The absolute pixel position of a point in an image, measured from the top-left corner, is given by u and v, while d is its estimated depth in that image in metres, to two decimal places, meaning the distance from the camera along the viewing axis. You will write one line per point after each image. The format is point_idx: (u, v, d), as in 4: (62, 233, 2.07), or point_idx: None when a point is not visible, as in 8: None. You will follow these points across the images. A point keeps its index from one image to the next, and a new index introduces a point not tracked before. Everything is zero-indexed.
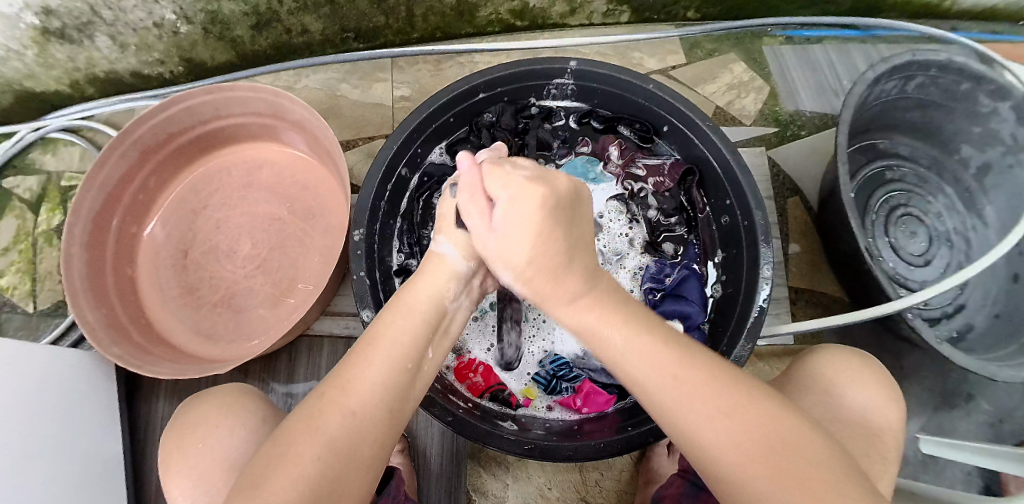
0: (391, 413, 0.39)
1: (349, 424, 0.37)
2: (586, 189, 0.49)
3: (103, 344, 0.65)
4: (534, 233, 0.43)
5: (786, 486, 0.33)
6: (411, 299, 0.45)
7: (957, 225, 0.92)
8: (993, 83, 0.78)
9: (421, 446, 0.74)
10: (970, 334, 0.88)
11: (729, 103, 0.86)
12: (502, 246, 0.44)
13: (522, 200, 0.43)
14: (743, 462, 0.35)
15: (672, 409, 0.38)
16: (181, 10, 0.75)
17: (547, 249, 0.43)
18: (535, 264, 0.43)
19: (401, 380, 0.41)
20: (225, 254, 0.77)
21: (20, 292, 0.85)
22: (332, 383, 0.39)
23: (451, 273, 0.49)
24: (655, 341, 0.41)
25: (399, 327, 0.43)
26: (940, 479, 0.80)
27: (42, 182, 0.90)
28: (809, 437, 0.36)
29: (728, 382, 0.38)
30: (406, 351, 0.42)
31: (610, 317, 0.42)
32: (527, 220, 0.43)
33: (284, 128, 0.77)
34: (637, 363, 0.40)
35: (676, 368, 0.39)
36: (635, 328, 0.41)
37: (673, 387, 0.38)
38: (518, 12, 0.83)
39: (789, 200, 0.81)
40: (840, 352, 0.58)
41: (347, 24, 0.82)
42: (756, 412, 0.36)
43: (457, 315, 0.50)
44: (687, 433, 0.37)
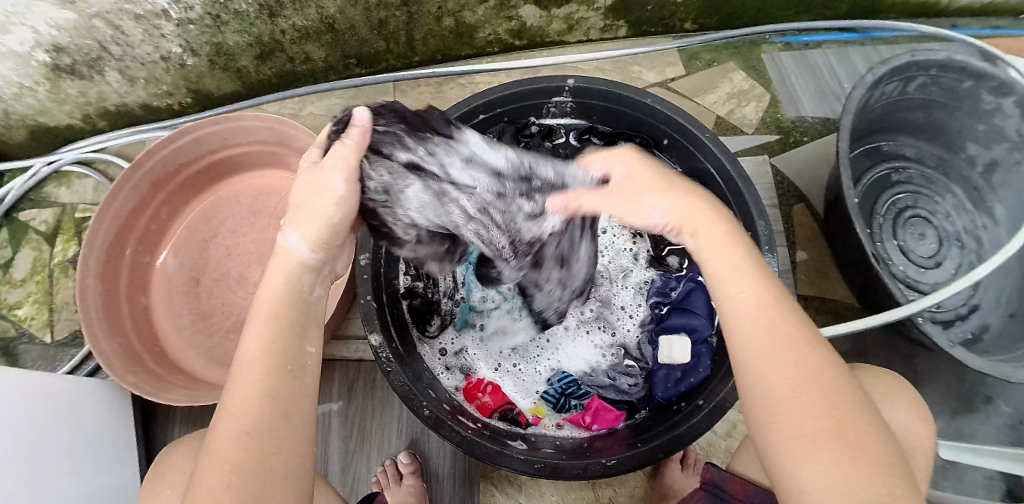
0: (288, 417, 0.38)
1: (247, 446, 0.36)
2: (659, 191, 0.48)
3: (118, 372, 0.66)
4: (649, 163, 0.51)
5: (844, 454, 0.34)
6: (269, 304, 0.41)
7: (967, 225, 0.91)
8: (996, 79, 0.78)
9: (433, 467, 0.74)
10: (985, 336, 0.87)
11: (730, 112, 0.86)
12: (629, 173, 0.50)
13: (627, 152, 0.53)
14: (806, 412, 0.35)
15: (760, 350, 0.38)
16: (186, 43, 0.77)
17: (663, 168, 0.51)
18: (669, 180, 0.49)
19: (279, 382, 0.39)
20: (236, 281, 0.79)
21: (37, 322, 0.86)
22: (219, 415, 0.38)
23: (298, 265, 0.43)
24: (770, 293, 0.41)
25: (258, 338, 0.40)
26: (961, 485, 0.79)
27: (57, 214, 0.92)
28: (879, 424, 0.37)
29: (821, 350, 0.38)
30: (277, 352, 0.40)
31: (728, 260, 0.43)
32: (638, 155, 0.52)
33: (290, 155, 0.79)
34: (744, 299, 0.40)
35: (783, 319, 0.39)
36: (753, 278, 0.41)
37: (770, 328, 0.39)
38: (517, 32, 0.84)
39: (795, 208, 0.81)
40: (879, 374, 0.56)
41: (348, 51, 0.84)
42: (838, 384, 0.37)
43: (321, 306, 0.45)
44: (764, 372, 0.37)
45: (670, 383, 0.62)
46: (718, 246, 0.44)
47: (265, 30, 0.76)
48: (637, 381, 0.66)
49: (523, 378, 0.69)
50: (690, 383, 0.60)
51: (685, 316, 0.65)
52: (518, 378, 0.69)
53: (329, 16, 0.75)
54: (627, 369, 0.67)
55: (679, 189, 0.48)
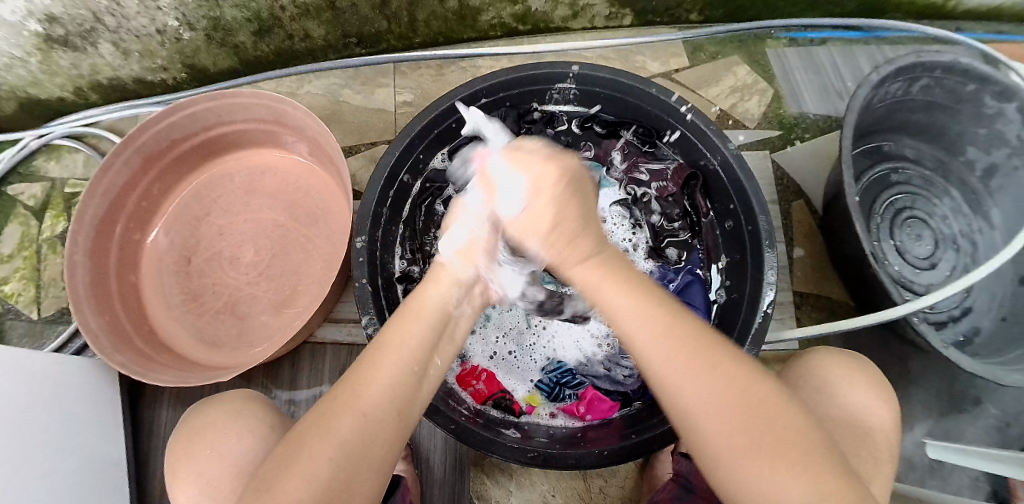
0: (400, 413, 0.38)
1: (364, 427, 0.36)
2: (551, 233, 0.42)
3: (107, 351, 0.65)
4: (555, 206, 0.42)
5: (772, 458, 0.33)
6: (418, 304, 0.44)
7: (964, 228, 0.91)
8: (999, 84, 0.78)
9: (424, 453, 0.74)
10: (977, 339, 0.87)
11: (733, 106, 0.85)
12: (530, 212, 0.42)
13: (543, 182, 0.42)
14: (720, 424, 0.35)
15: (665, 372, 0.37)
16: (183, 17, 0.76)
17: (564, 220, 0.42)
18: (557, 232, 0.42)
19: (409, 384, 0.39)
20: (229, 260, 0.77)
21: (24, 298, 0.85)
22: (344, 386, 0.38)
23: (453, 280, 0.46)
24: (660, 309, 0.39)
25: (409, 334, 0.41)
26: (947, 484, 0.79)
27: (46, 188, 0.90)
28: (801, 413, 0.36)
29: (722, 351, 0.38)
30: (415, 354, 0.40)
31: (614, 282, 0.41)
32: (545, 195, 0.42)
33: (287, 134, 0.77)
34: (635, 325, 0.38)
35: (674, 332, 0.38)
36: (641, 298, 0.40)
37: (667, 343, 0.37)
38: (521, 16, 0.83)
39: (794, 204, 0.81)
40: (840, 357, 0.57)
41: (348, 30, 0.82)
42: (750, 385, 0.36)
43: (463, 321, 0.47)
44: (674, 393, 0.36)
45: None
46: (625, 296, 0.40)
47: (264, 6, 0.75)
48: (633, 371, 0.65)
49: (517, 367, 0.68)
50: None
51: None
52: (513, 366, 0.68)
53: None
54: (623, 359, 0.66)
55: (585, 242, 0.42)
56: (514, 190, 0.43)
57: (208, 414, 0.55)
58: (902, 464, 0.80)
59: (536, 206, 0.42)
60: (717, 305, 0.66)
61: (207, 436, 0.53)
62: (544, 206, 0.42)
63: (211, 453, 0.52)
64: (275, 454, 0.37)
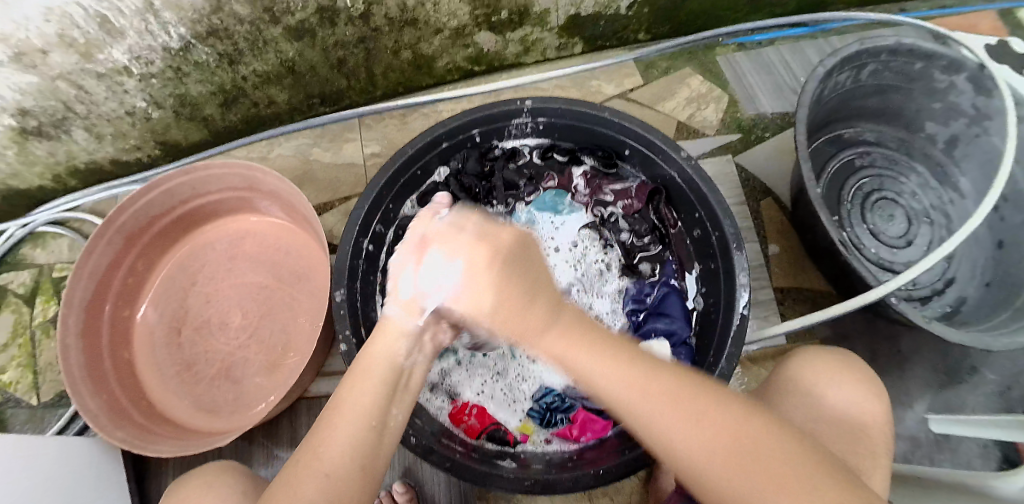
0: (365, 470, 0.39)
1: (326, 488, 0.36)
2: (493, 295, 0.40)
3: (107, 429, 0.65)
4: (491, 284, 0.40)
5: (778, 491, 0.32)
6: (367, 363, 0.43)
7: (935, 201, 0.93)
8: (946, 58, 0.81)
9: (429, 494, 0.74)
10: (964, 307, 0.88)
11: (691, 117, 0.87)
12: (471, 273, 0.41)
13: (477, 253, 0.41)
14: (721, 465, 0.33)
15: (650, 417, 0.36)
16: (151, 97, 0.78)
17: (508, 295, 0.40)
18: (502, 308, 0.40)
19: (367, 438, 0.39)
20: (218, 327, 0.78)
21: (23, 386, 0.85)
22: (306, 450, 0.39)
23: (401, 333, 0.45)
24: (629, 365, 0.38)
25: (362, 391, 0.41)
26: (958, 457, 0.79)
27: (35, 275, 0.91)
28: (790, 434, 0.35)
29: (703, 391, 0.36)
30: (371, 407, 0.40)
31: (576, 340, 0.39)
32: (479, 280, 0.40)
33: (261, 199, 0.79)
34: (605, 378, 0.37)
35: (652, 384, 0.37)
36: (604, 349, 0.38)
37: (645, 400, 0.36)
38: (474, 58, 0.86)
39: (762, 203, 0.83)
40: (827, 355, 0.59)
41: (311, 91, 0.85)
42: (739, 424, 0.34)
43: (417, 372, 0.46)
44: (664, 445, 0.35)
45: None
46: (596, 358, 0.38)
47: (226, 78, 0.78)
48: None
49: (507, 397, 0.69)
50: None
51: (662, 321, 0.67)
52: (503, 399, 0.68)
53: (288, 59, 0.77)
54: None
55: (537, 310, 0.40)
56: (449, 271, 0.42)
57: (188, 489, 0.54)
58: (909, 443, 0.81)
59: (463, 271, 0.41)
60: (696, 312, 0.68)
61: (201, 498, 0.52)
62: (471, 269, 0.41)
63: None
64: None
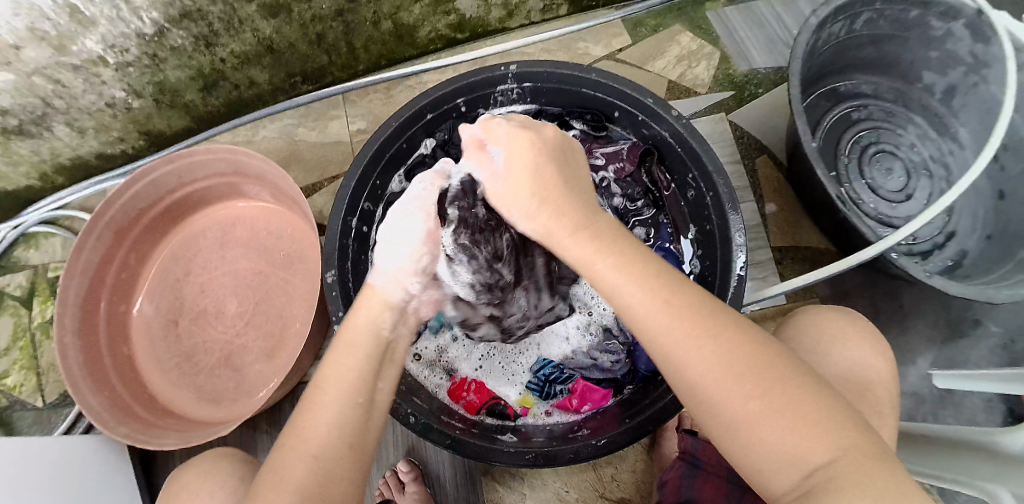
0: (351, 447, 0.39)
1: (313, 467, 0.37)
2: (540, 204, 0.43)
3: (110, 425, 0.66)
4: (531, 176, 0.44)
5: (781, 420, 0.33)
6: (351, 335, 0.43)
7: (933, 152, 0.92)
8: (943, 5, 0.78)
9: (433, 472, 0.74)
10: (965, 261, 0.88)
11: (682, 75, 0.85)
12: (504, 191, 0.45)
13: (516, 147, 0.45)
14: (739, 400, 0.34)
15: (665, 345, 0.36)
16: (130, 86, 0.76)
17: (548, 180, 0.43)
18: (541, 196, 0.43)
19: (354, 415, 0.39)
20: (215, 315, 0.78)
21: (27, 388, 0.85)
22: (292, 431, 0.39)
23: (384, 303, 0.45)
24: (654, 280, 0.38)
25: (343, 365, 0.41)
26: (961, 411, 0.79)
27: (30, 276, 0.90)
28: (802, 371, 0.36)
29: (725, 318, 0.37)
30: (356, 387, 0.40)
31: (610, 257, 0.40)
32: (521, 161, 0.44)
33: (249, 184, 0.78)
34: (636, 296, 0.38)
35: (677, 306, 0.37)
36: (639, 270, 0.39)
37: (668, 319, 0.36)
38: (457, 25, 0.84)
39: (758, 160, 0.81)
40: (828, 314, 0.58)
41: (292, 69, 0.83)
42: (759, 356, 0.35)
43: (400, 342, 0.46)
44: (680, 367, 0.36)
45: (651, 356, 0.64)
46: (610, 271, 0.39)
47: (204, 61, 0.76)
48: (620, 357, 0.66)
49: (506, 372, 0.68)
50: None
51: None
52: (502, 374, 0.68)
53: (266, 38, 0.75)
54: (608, 346, 0.67)
55: (571, 211, 0.43)
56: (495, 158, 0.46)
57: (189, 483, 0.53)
58: (912, 399, 0.80)
59: (517, 170, 0.44)
60: (693, 276, 0.67)
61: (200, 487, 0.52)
62: (524, 171, 0.44)
63: None
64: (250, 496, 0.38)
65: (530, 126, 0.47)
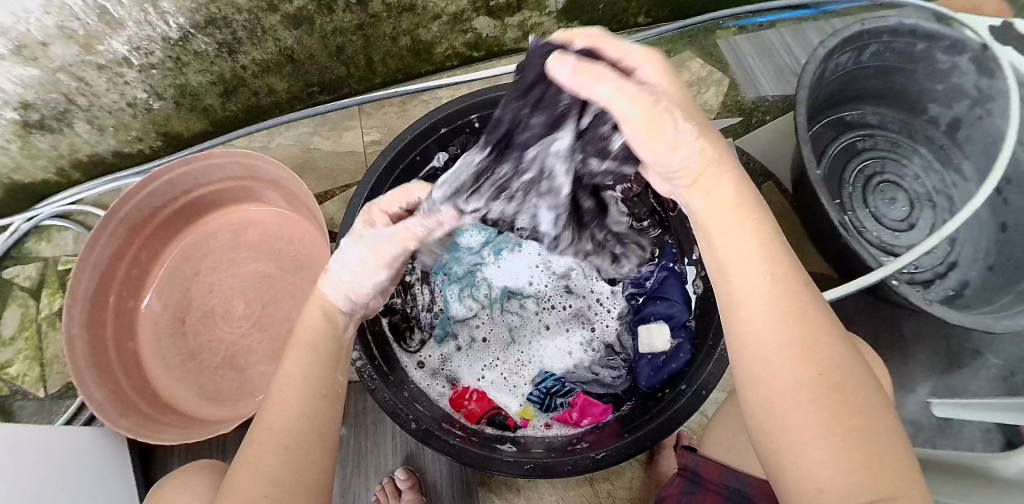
0: (321, 435, 0.40)
1: (286, 459, 0.38)
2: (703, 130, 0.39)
3: (113, 418, 0.66)
4: (676, 88, 0.40)
5: (849, 439, 0.32)
6: (308, 329, 0.44)
7: (937, 184, 0.93)
8: (949, 38, 0.80)
9: (431, 481, 0.74)
10: (967, 291, 0.88)
11: (691, 100, 0.87)
12: (667, 87, 0.39)
13: (655, 63, 0.40)
14: (818, 410, 0.33)
15: (767, 328, 0.36)
16: (151, 88, 0.78)
17: (688, 95, 0.41)
18: (694, 110, 0.40)
19: (320, 405, 0.40)
20: (222, 316, 0.79)
21: (30, 378, 0.86)
22: (259, 426, 0.39)
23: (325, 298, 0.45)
24: (788, 273, 0.37)
25: (302, 358, 0.42)
26: (959, 442, 0.79)
27: (40, 268, 0.92)
28: (885, 413, 0.35)
29: (835, 340, 0.36)
30: (318, 378, 0.41)
31: (750, 229, 0.38)
32: (671, 82, 0.40)
33: (261, 188, 0.80)
34: (755, 274, 0.37)
35: (802, 306, 0.36)
36: (771, 250, 0.38)
37: (786, 307, 0.36)
38: (473, 44, 0.86)
39: (763, 186, 0.82)
40: (833, 336, 0.58)
41: (310, 80, 0.85)
42: (852, 384, 0.34)
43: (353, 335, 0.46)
44: (768, 355, 0.35)
45: (653, 371, 0.64)
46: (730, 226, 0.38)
47: (226, 67, 0.78)
48: (621, 373, 0.68)
49: (508, 383, 0.69)
50: (671, 369, 0.62)
51: (661, 304, 0.67)
52: (503, 384, 0.69)
53: (287, 47, 0.77)
54: (610, 362, 0.69)
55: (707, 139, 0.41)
56: (648, 73, 0.39)
57: (194, 491, 0.52)
58: (911, 427, 0.80)
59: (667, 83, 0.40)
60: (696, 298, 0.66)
61: (201, 489, 0.52)
62: (674, 84, 0.40)
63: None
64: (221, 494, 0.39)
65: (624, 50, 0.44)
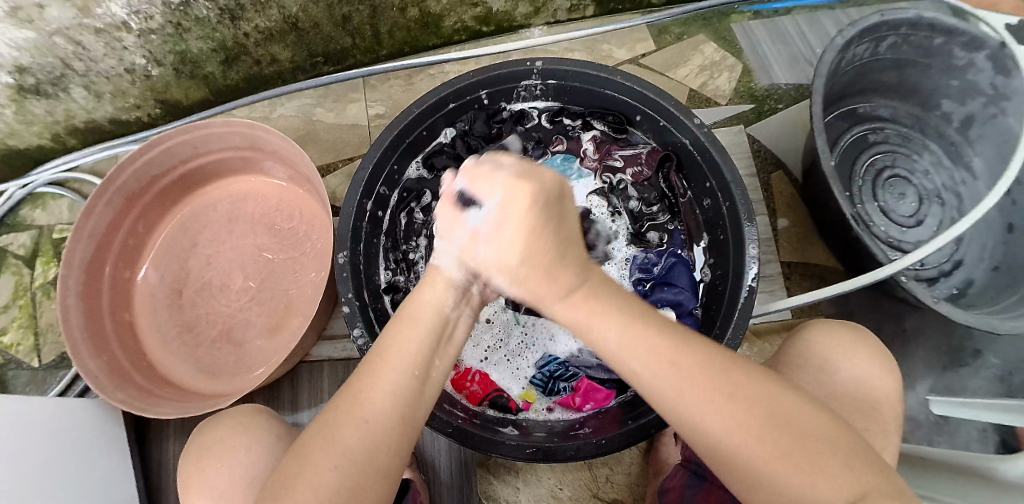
0: (404, 420, 0.38)
1: (365, 436, 0.36)
2: (524, 262, 0.39)
3: (108, 390, 0.65)
4: (527, 232, 0.38)
5: (800, 468, 0.33)
6: (415, 307, 0.42)
7: (946, 181, 0.92)
8: (968, 34, 0.78)
9: (429, 459, 0.74)
10: (970, 290, 0.88)
11: (703, 85, 0.85)
12: (500, 255, 0.39)
13: (515, 201, 0.38)
14: (759, 451, 0.34)
15: (679, 407, 0.35)
16: (150, 54, 0.76)
17: (539, 246, 0.38)
18: (532, 263, 0.39)
19: (410, 388, 0.38)
20: (219, 289, 0.78)
21: (24, 348, 0.85)
22: (347, 394, 0.38)
23: (449, 282, 0.42)
24: (659, 339, 0.37)
25: (408, 336, 0.40)
26: (955, 440, 0.79)
27: (35, 236, 0.90)
28: (817, 412, 0.36)
29: (730, 369, 0.36)
30: (416, 358, 0.39)
31: (606, 317, 0.38)
32: (515, 223, 0.38)
33: (262, 159, 0.78)
34: (637, 362, 0.36)
35: (680, 363, 0.36)
36: (631, 323, 0.38)
37: (675, 383, 0.35)
38: (483, 18, 0.84)
39: (773, 175, 0.81)
40: (842, 330, 0.58)
41: (314, 49, 0.83)
42: (765, 396, 0.35)
43: (461, 323, 0.44)
44: (693, 424, 0.35)
45: None
46: (618, 334, 0.37)
47: (228, 34, 0.76)
48: None
49: (510, 365, 0.68)
50: None
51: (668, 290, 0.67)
52: (506, 366, 0.68)
53: (291, 15, 0.75)
54: None
55: (564, 275, 0.39)
56: (479, 216, 0.39)
57: (253, 436, 0.54)
58: (909, 423, 0.80)
59: (507, 231, 0.38)
60: (703, 284, 0.67)
61: (232, 451, 0.54)
62: (517, 233, 0.38)
63: (220, 466, 0.53)
64: (283, 466, 0.37)
65: (528, 172, 0.40)
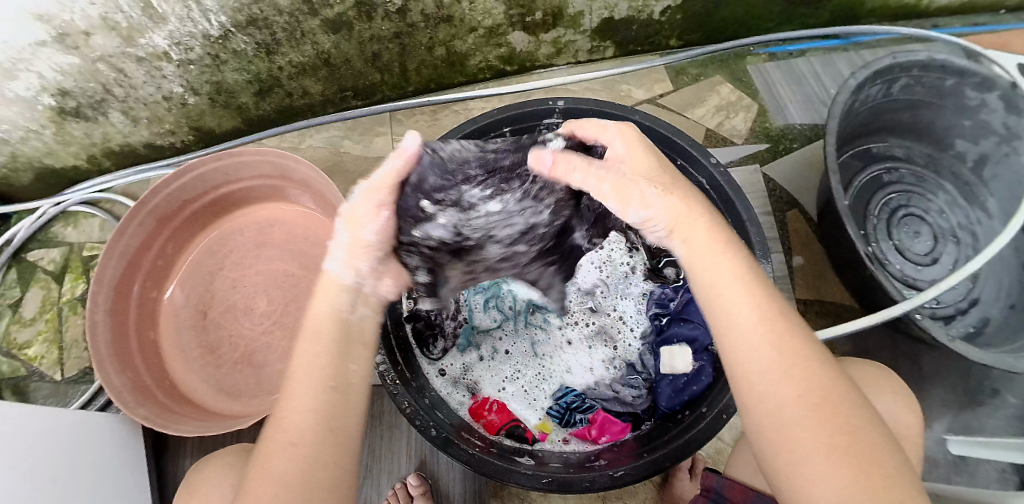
0: (332, 432, 0.40)
1: (297, 456, 0.38)
2: (664, 174, 0.46)
3: (131, 406, 0.67)
4: (651, 153, 0.47)
5: (844, 461, 0.33)
6: (314, 325, 0.44)
7: (961, 220, 0.92)
8: (979, 75, 0.80)
9: (444, 486, 0.75)
10: (987, 328, 0.87)
11: (719, 124, 0.87)
12: (634, 158, 0.46)
13: (627, 130, 0.47)
14: (809, 429, 0.35)
15: (758, 365, 0.38)
16: (187, 83, 0.80)
17: (665, 166, 0.47)
18: (670, 179, 0.46)
19: (330, 400, 0.40)
20: (243, 312, 0.80)
21: (47, 361, 0.87)
22: (274, 424, 0.40)
23: (337, 288, 0.46)
24: (772, 307, 0.40)
25: (308, 353, 0.42)
26: (974, 480, 0.78)
27: (65, 253, 0.93)
28: (884, 431, 0.36)
29: (822, 362, 0.38)
30: (323, 371, 0.41)
31: (729, 266, 0.42)
32: (636, 144, 0.47)
33: (291, 188, 0.81)
34: (744, 310, 0.40)
35: (782, 333, 0.39)
36: (749, 277, 0.42)
37: (770, 343, 0.38)
38: (507, 57, 0.87)
39: (788, 213, 0.82)
40: (863, 365, 0.58)
41: (344, 84, 0.87)
42: (842, 398, 0.36)
43: (366, 325, 0.47)
44: (760, 383, 0.38)
45: (672, 393, 0.63)
46: (728, 268, 0.42)
47: (263, 68, 0.79)
48: (642, 392, 0.67)
49: (528, 395, 0.69)
50: (693, 391, 0.61)
51: (684, 326, 0.67)
52: (524, 396, 0.69)
53: (324, 51, 0.79)
54: (630, 381, 0.69)
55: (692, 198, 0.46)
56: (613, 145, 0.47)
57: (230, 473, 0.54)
58: (926, 462, 0.79)
59: (636, 149, 0.46)
60: None
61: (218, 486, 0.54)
62: (646, 153, 0.46)
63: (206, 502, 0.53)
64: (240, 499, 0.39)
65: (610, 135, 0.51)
